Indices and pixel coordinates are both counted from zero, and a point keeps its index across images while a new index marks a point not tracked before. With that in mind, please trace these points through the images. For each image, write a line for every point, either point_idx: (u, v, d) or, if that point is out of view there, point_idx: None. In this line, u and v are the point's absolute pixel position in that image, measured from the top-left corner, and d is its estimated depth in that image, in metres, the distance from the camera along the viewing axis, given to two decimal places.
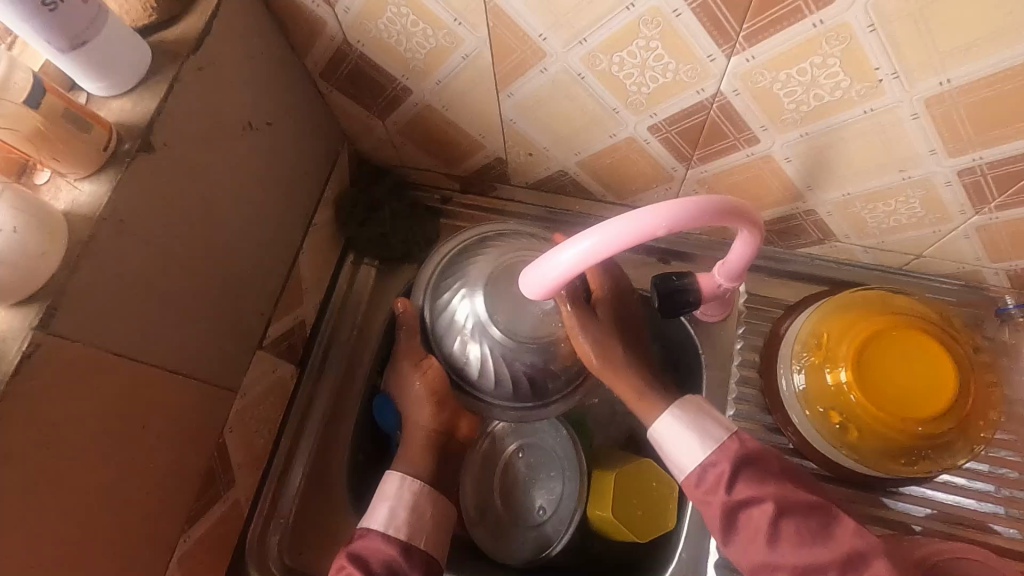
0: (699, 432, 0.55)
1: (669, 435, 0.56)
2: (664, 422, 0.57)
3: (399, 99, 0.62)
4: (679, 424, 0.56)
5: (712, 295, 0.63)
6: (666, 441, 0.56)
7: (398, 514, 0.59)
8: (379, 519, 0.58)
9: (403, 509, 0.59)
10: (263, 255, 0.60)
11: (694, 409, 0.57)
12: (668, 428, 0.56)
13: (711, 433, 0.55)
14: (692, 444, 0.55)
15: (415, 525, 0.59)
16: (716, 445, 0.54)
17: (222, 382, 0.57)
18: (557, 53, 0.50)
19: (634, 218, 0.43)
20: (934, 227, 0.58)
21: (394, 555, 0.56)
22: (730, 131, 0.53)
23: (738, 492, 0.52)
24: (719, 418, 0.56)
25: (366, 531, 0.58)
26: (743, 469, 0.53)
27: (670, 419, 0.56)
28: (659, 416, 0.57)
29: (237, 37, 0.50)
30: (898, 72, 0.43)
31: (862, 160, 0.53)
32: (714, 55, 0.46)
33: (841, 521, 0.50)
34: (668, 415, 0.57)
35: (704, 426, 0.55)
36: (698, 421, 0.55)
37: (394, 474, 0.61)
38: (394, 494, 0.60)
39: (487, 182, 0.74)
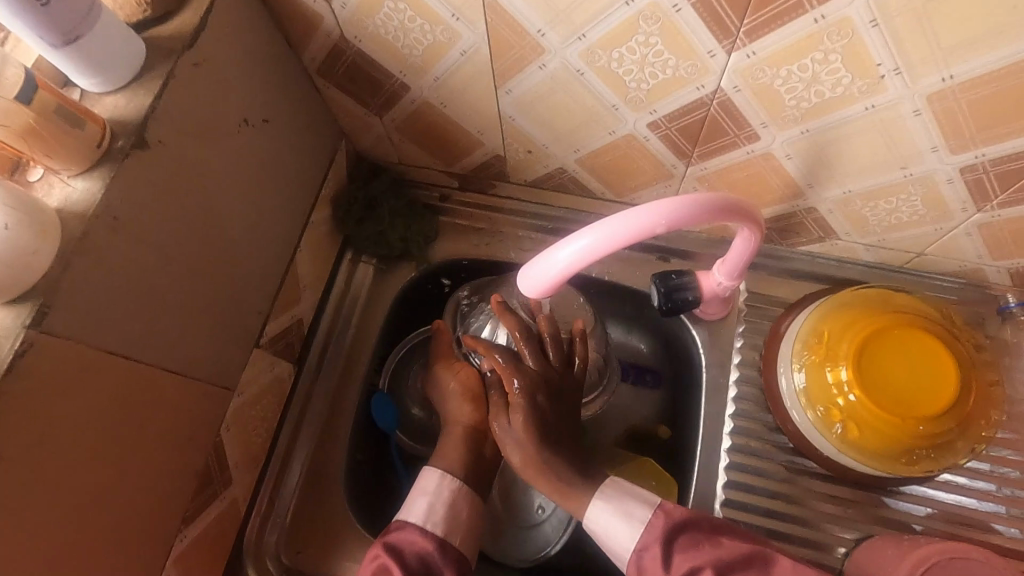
0: (625, 514, 0.55)
1: (599, 521, 0.57)
2: (593, 510, 0.57)
3: (397, 96, 0.61)
4: (605, 510, 0.57)
5: (712, 293, 0.62)
6: (597, 529, 0.57)
7: (438, 511, 0.59)
8: (420, 513, 0.59)
9: (443, 505, 0.60)
10: (260, 253, 0.60)
11: (616, 492, 0.57)
12: (595, 516, 0.57)
13: (635, 512, 0.55)
14: (620, 530, 0.55)
15: (454, 522, 0.59)
16: (643, 523, 0.54)
17: (218, 381, 0.56)
18: (555, 49, 0.49)
19: (631, 216, 0.43)
20: (936, 225, 0.58)
21: (428, 550, 0.56)
22: (730, 128, 0.53)
23: (677, 568, 0.51)
24: (640, 495, 0.56)
25: (404, 524, 0.58)
26: (674, 543, 0.52)
27: (598, 505, 0.57)
28: (586, 506, 0.58)
29: (233, 32, 0.50)
30: (899, 68, 0.43)
31: (863, 157, 0.52)
32: (715, 51, 0.45)
33: (778, 564, 0.49)
34: (594, 502, 0.57)
35: (627, 508, 0.56)
36: (619, 502, 0.56)
37: (435, 470, 0.61)
38: (437, 491, 0.60)
39: (486, 180, 0.74)
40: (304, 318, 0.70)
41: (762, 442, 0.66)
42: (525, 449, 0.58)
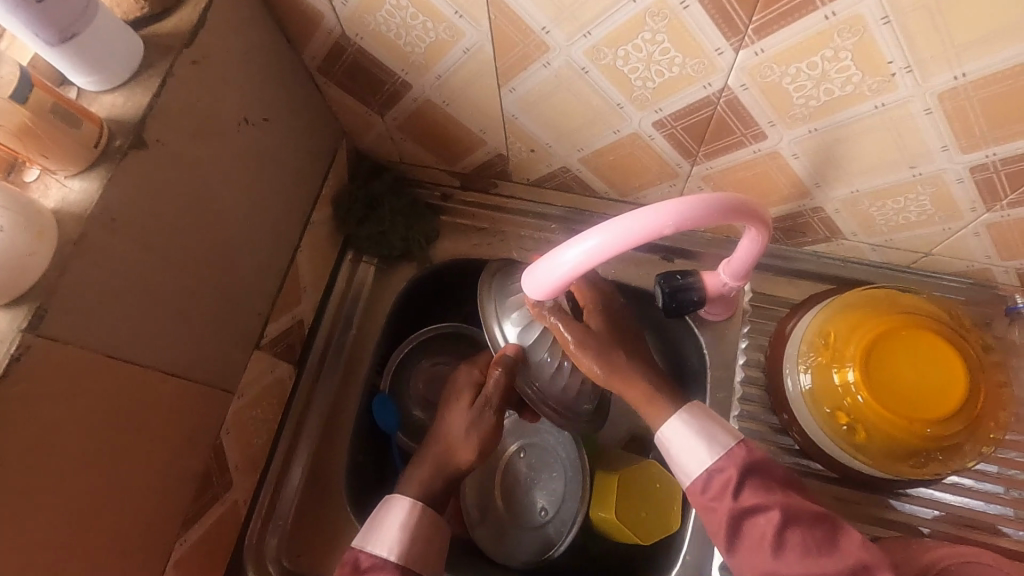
0: (706, 437, 0.54)
1: (674, 435, 0.55)
2: (670, 426, 0.55)
3: (399, 94, 0.61)
4: (687, 428, 0.55)
5: (717, 293, 0.62)
6: (672, 443, 0.55)
7: (413, 550, 0.57)
8: (398, 551, 0.56)
9: (419, 542, 0.58)
10: (261, 253, 0.59)
11: (703, 412, 0.55)
12: (674, 430, 0.55)
13: (718, 438, 0.54)
14: (695, 449, 0.54)
15: (425, 560, 0.57)
16: (725, 450, 0.53)
17: (218, 383, 0.56)
18: (560, 47, 0.49)
19: (640, 216, 0.42)
20: (944, 225, 0.57)
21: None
22: (737, 127, 0.52)
23: (745, 500, 0.50)
24: (725, 425, 0.55)
25: (382, 563, 0.55)
26: (749, 475, 0.52)
27: (681, 421, 0.55)
28: (667, 418, 0.56)
29: (232, 30, 0.49)
30: (911, 66, 0.42)
31: (872, 156, 0.51)
32: (722, 49, 0.45)
33: (846, 532, 0.48)
34: (675, 419, 0.55)
35: (711, 433, 0.54)
36: (705, 425, 0.54)
37: (420, 505, 0.59)
38: (416, 528, 0.58)
39: (488, 179, 0.73)
40: (305, 319, 0.70)
41: (767, 443, 0.66)
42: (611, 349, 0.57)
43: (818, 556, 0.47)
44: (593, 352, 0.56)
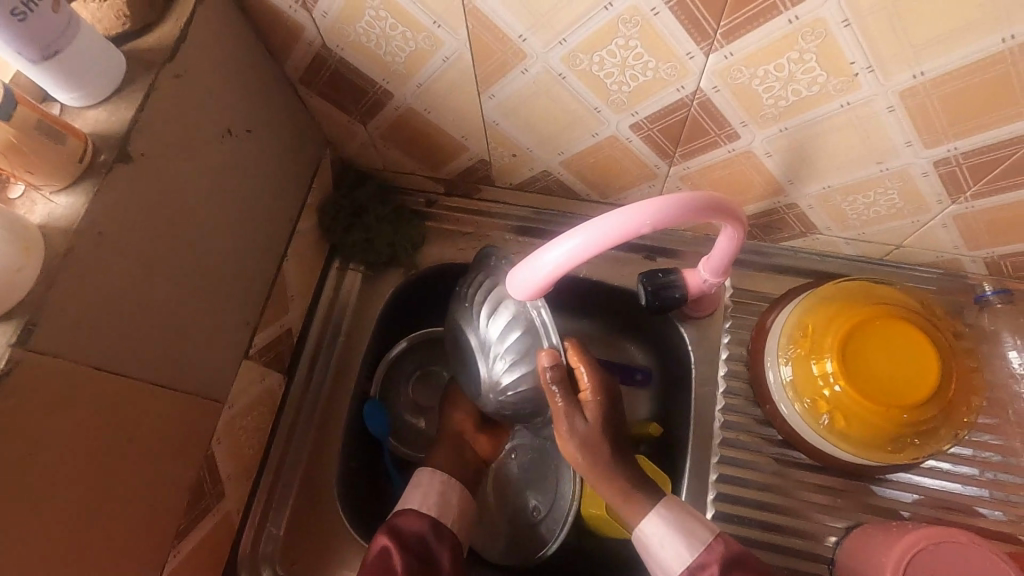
0: (684, 535, 0.56)
1: (655, 534, 0.57)
2: (650, 524, 0.57)
3: (380, 103, 0.62)
4: (665, 525, 0.57)
5: (699, 291, 0.63)
6: (651, 541, 0.57)
7: (429, 499, 0.61)
8: (420, 505, 0.60)
9: (435, 494, 0.62)
10: (249, 264, 0.60)
11: (679, 507, 0.58)
12: (652, 528, 0.57)
13: (697, 534, 0.56)
14: (671, 544, 0.56)
15: (445, 511, 0.61)
16: (699, 547, 0.55)
17: (208, 393, 0.56)
18: (537, 54, 0.50)
19: (619, 217, 0.42)
20: (913, 217, 0.59)
21: (425, 532, 0.58)
22: (712, 127, 0.54)
23: None
24: (699, 519, 0.57)
25: (402, 510, 0.60)
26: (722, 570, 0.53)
27: (656, 518, 0.57)
28: (643, 517, 0.58)
29: (215, 43, 0.50)
30: (872, 66, 0.44)
31: (841, 153, 0.53)
32: (694, 53, 0.46)
33: None
34: (654, 516, 0.57)
35: (689, 529, 0.56)
36: (680, 524, 0.56)
37: (425, 467, 0.64)
38: (427, 483, 0.62)
39: (471, 185, 0.74)
40: (294, 328, 0.70)
41: (751, 435, 0.67)
42: (596, 445, 0.59)
43: None
44: (575, 442, 0.58)
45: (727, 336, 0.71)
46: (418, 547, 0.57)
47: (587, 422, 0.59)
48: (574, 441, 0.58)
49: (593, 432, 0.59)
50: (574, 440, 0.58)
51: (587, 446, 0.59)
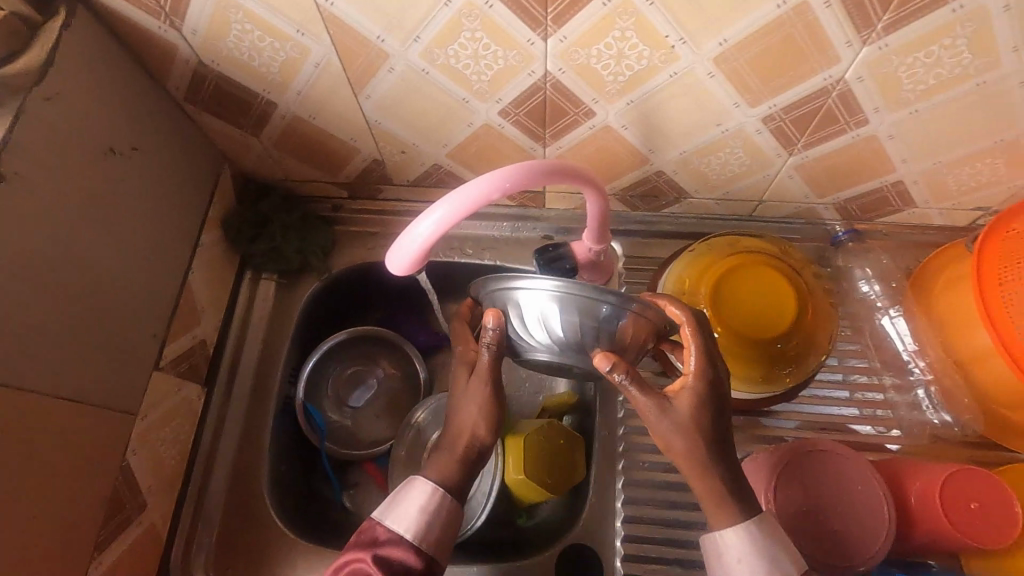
0: (769, 560, 0.47)
1: (733, 549, 0.47)
2: (732, 540, 0.47)
3: (267, 113, 0.65)
4: (749, 543, 0.47)
5: (586, 259, 0.68)
6: (727, 554, 0.47)
7: (431, 530, 0.48)
8: (396, 521, 0.48)
9: (419, 513, 0.48)
10: (152, 278, 0.62)
11: (770, 529, 0.48)
12: (735, 543, 0.47)
13: (779, 564, 0.47)
14: (749, 564, 0.47)
15: (436, 538, 0.48)
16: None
17: (117, 405, 0.57)
18: (397, 53, 0.54)
19: (474, 186, 0.47)
20: (763, 171, 0.67)
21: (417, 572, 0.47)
22: (569, 106, 0.59)
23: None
24: (788, 551, 0.48)
25: (394, 541, 0.47)
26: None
27: (742, 534, 0.47)
28: (723, 526, 0.48)
29: (86, 67, 0.52)
30: (683, 38, 0.50)
31: (684, 120, 0.60)
32: (533, 39, 0.51)
33: None
34: (738, 531, 0.47)
35: (774, 558, 0.47)
36: (769, 553, 0.47)
37: (422, 483, 0.50)
38: (434, 510, 0.49)
39: (372, 186, 0.78)
40: (208, 339, 0.72)
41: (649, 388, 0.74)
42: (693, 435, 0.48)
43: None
44: (671, 430, 0.48)
45: None
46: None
47: (681, 408, 0.49)
48: (665, 434, 0.48)
49: (686, 421, 0.48)
50: (670, 432, 0.48)
51: (688, 436, 0.48)
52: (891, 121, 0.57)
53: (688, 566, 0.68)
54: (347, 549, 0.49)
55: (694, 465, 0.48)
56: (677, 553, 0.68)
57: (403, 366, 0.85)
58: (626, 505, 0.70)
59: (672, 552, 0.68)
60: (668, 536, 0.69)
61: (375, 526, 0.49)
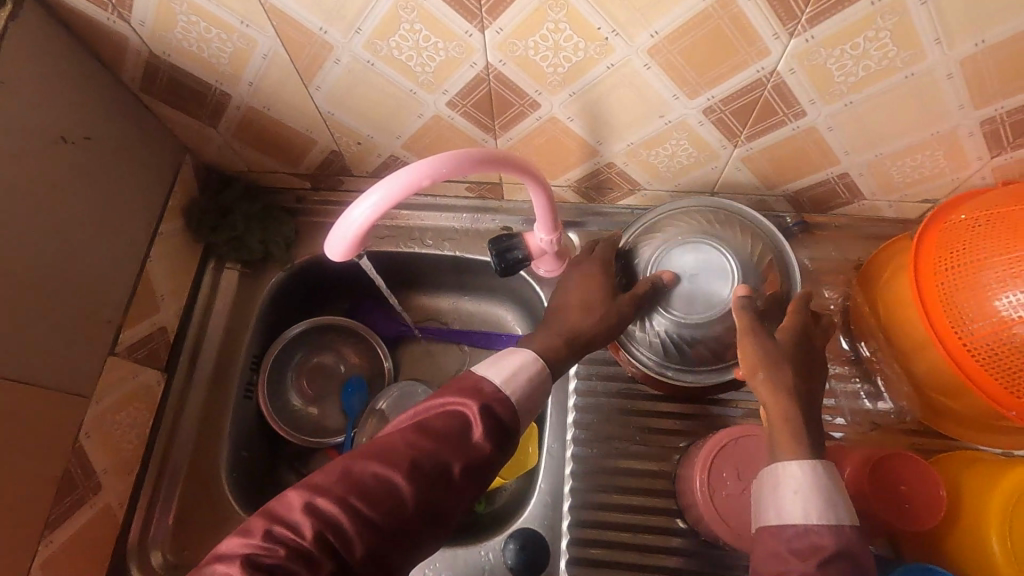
0: (826, 503, 0.44)
1: (791, 481, 0.46)
2: (793, 471, 0.46)
3: (222, 104, 0.66)
4: (809, 481, 0.45)
5: (540, 251, 0.69)
6: (783, 482, 0.46)
7: (526, 397, 0.51)
8: (504, 378, 0.51)
9: (524, 378, 0.51)
10: (109, 265, 0.63)
11: (836, 478, 0.46)
12: (794, 475, 0.46)
13: (834, 510, 0.44)
14: (804, 497, 0.45)
15: (529, 401, 0.52)
16: (832, 524, 0.43)
17: (69, 389, 0.59)
18: (341, 44, 0.56)
19: (408, 172, 0.48)
20: (710, 163, 0.68)
21: (505, 428, 0.49)
22: (513, 98, 0.61)
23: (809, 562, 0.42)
24: (848, 503, 0.45)
25: (501, 392, 0.50)
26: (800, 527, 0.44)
27: (804, 468, 0.46)
28: (788, 459, 0.47)
29: (35, 57, 0.54)
30: (615, 29, 0.51)
31: (627, 112, 0.61)
32: (470, 30, 0.53)
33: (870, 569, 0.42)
34: (801, 466, 0.46)
35: (833, 503, 0.44)
36: (830, 493, 0.44)
37: (536, 355, 0.53)
38: (534, 381, 0.52)
39: (333, 177, 0.79)
40: (168, 326, 0.73)
41: (603, 377, 0.73)
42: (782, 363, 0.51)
43: None
44: (760, 351, 0.52)
45: None
46: (505, 429, 0.49)
47: (776, 338, 0.53)
48: (760, 348, 0.53)
49: (780, 348, 0.52)
50: (762, 349, 0.52)
51: (778, 361, 0.52)
52: (828, 113, 0.58)
53: (639, 549, 0.67)
54: (447, 389, 0.50)
55: (778, 386, 0.50)
56: (623, 538, 0.68)
57: (368, 356, 0.86)
58: (576, 490, 0.70)
59: (620, 535, 0.68)
60: (615, 520, 0.68)
61: (478, 375, 0.51)
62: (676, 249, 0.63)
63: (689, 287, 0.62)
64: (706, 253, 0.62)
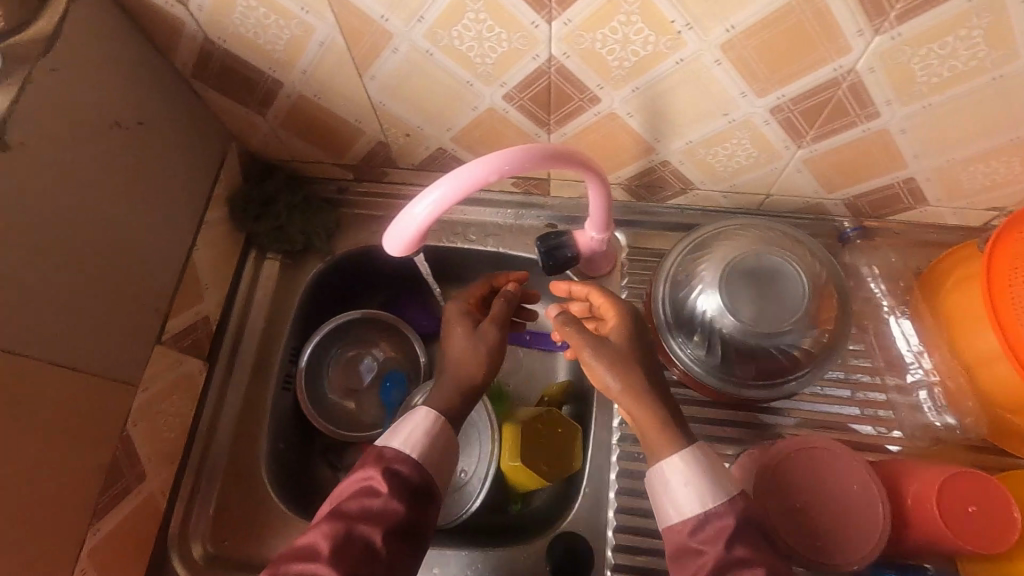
0: (711, 483, 0.50)
1: (673, 474, 0.51)
2: (674, 468, 0.51)
3: (273, 92, 0.65)
4: (693, 469, 0.50)
5: (588, 248, 0.68)
6: (669, 479, 0.51)
7: (429, 453, 0.54)
8: (402, 443, 0.54)
9: (422, 435, 0.54)
10: (157, 253, 0.62)
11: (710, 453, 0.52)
12: (676, 467, 0.51)
13: (721, 485, 0.50)
14: (693, 486, 0.50)
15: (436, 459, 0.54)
16: (724, 500, 0.49)
17: (117, 376, 0.58)
18: (401, 33, 0.54)
19: (471, 168, 0.47)
20: (769, 164, 0.65)
21: (416, 483, 0.52)
22: (573, 93, 0.59)
23: (737, 551, 0.47)
24: (730, 474, 0.51)
25: (401, 456, 0.53)
26: (741, 528, 0.48)
27: (682, 460, 0.51)
28: (666, 454, 0.52)
29: (93, 39, 0.53)
30: (690, 23, 0.49)
31: (691, 110, 0.59)
32: (537, 22, 0.51)
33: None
34: (680, 459, 0.51)
35: (714, 482, 0.50)
36: (711, 471, 0.50)
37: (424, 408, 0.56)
38: (432, 435, 0.55)
39: (377, 169, 0.78)
40: (211, 316, 0.73)
41: None
42: (627, 362, 0.55)
43: None
44: (606, 362, 0.54)
45: (625, 293, 0.77)
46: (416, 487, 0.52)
47: (616, 341, 0.56)
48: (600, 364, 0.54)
49: (616, 350, 0.55)
50: (603, 360, 0.54)
51: (618, 366, 0.54)
52: (904, 115, 0.56)
53: None
54: (354, 471, 0.53)
55: (635, 391, 0.53)
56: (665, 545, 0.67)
57: (405, 351, 0.84)
58: (621, 495, 0.69)
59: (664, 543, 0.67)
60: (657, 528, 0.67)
61: (380, 446, 0.54)
62: (742, 261, 0.60)
63: (762, 297, 0.59)
64: (776, 267, 0.59)
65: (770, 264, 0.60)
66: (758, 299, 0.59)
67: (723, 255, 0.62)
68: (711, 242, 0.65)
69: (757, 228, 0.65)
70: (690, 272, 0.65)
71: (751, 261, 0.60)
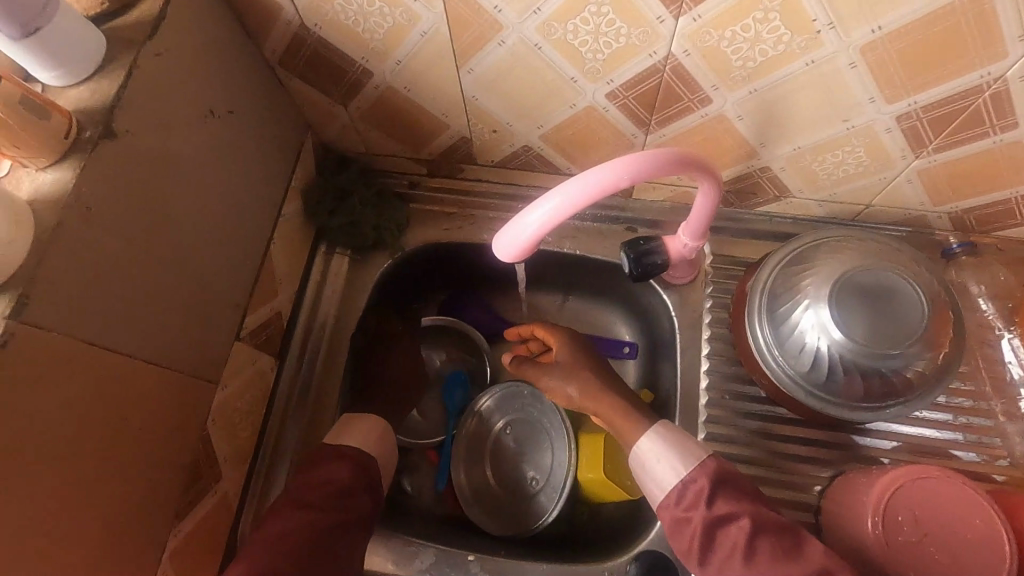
0: (679, 453, 0.58)
1: (649, 451, 0.59)
2: (646, 445, 0.59)
3: (359, 83, 0.62)
4: (660, 443, 0.59)
5: (679, 255, 0.65)
6: (646, 457, 0.59)
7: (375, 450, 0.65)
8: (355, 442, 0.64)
9: (376, 437, 0.66)
10: (239, 247, 0.60)
11: (677, 430, 0.60)
12: (647, 444, 0.59)
13: (691, 451, 0.58)
14: (667, 460, 0.58)
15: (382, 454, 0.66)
16: (696, 463, 0.57)
17: (201, 374, 0.57)
18: (512, 25, 0.51)
19: (595, 174, 0.44)
20: (880, 174, 0.62)
21: (368, 471, 0.63)
22: (684, 93, 0.56)
23: (718, 508, 0.53)
24: (695, 441, 0.59)
25: (357, 454, 0.63)
26: (720, 487, 0.55)
27: (651, 436, 0.59)
28: (639, 437, 0.61)
29: (193, 23, 0.50)
30: (833, 22, 0.46)
31: (811, 114, 0.55)
32: (663, 17, 0.48)
33: (808, 539, 0.51)
34: (649, 438, 0.59)
35: (683, 451, 0.58)
36: (676, 441, 0.59)
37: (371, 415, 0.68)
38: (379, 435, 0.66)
39: (454, 165, 0.75)
40: (283, 311, 0.70)
41: (735, 396, 0.69)
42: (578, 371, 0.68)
43: (788, 561, 0.49)
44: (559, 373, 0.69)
45: (709, 301, 0.73)
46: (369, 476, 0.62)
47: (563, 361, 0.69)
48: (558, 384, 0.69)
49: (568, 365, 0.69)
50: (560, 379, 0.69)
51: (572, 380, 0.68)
52: None
53: None
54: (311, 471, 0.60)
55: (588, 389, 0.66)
56: None
57: (467, 353, 0.84)
58: None
59: None
60: None
61: (336, 445, 0.63)
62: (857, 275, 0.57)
63: (874, 316, 0.55)
64: (894, 281, 0.56)
65: (887, 280, 0.56)
66: (869, 318, 0.55)
67: (829, 267, 0.59)
68: (813, 253, 0.62)
69: (866, 241, 0.62)
70: (791, 285, 0.61)
71: (868, 274, 0.57)
